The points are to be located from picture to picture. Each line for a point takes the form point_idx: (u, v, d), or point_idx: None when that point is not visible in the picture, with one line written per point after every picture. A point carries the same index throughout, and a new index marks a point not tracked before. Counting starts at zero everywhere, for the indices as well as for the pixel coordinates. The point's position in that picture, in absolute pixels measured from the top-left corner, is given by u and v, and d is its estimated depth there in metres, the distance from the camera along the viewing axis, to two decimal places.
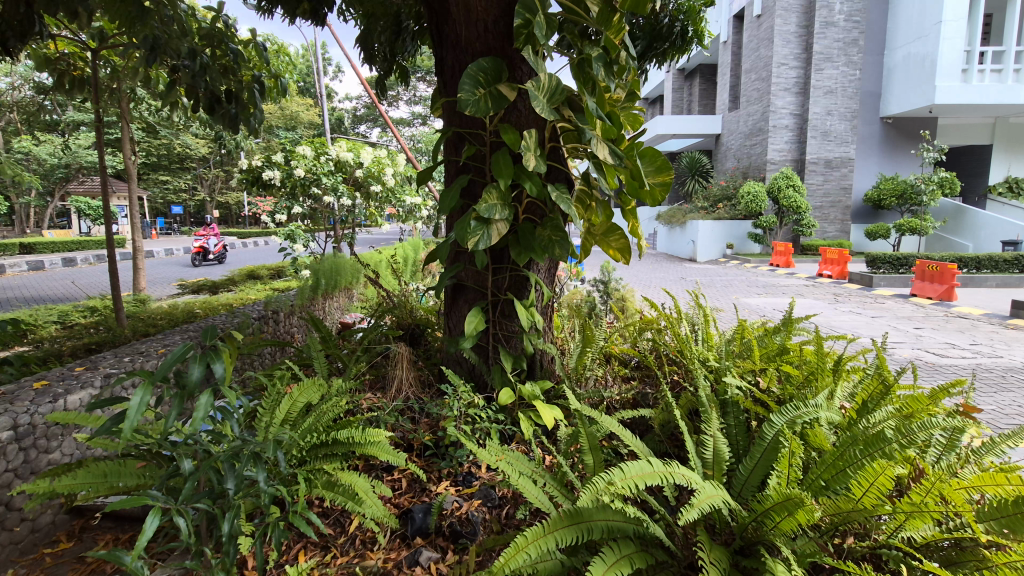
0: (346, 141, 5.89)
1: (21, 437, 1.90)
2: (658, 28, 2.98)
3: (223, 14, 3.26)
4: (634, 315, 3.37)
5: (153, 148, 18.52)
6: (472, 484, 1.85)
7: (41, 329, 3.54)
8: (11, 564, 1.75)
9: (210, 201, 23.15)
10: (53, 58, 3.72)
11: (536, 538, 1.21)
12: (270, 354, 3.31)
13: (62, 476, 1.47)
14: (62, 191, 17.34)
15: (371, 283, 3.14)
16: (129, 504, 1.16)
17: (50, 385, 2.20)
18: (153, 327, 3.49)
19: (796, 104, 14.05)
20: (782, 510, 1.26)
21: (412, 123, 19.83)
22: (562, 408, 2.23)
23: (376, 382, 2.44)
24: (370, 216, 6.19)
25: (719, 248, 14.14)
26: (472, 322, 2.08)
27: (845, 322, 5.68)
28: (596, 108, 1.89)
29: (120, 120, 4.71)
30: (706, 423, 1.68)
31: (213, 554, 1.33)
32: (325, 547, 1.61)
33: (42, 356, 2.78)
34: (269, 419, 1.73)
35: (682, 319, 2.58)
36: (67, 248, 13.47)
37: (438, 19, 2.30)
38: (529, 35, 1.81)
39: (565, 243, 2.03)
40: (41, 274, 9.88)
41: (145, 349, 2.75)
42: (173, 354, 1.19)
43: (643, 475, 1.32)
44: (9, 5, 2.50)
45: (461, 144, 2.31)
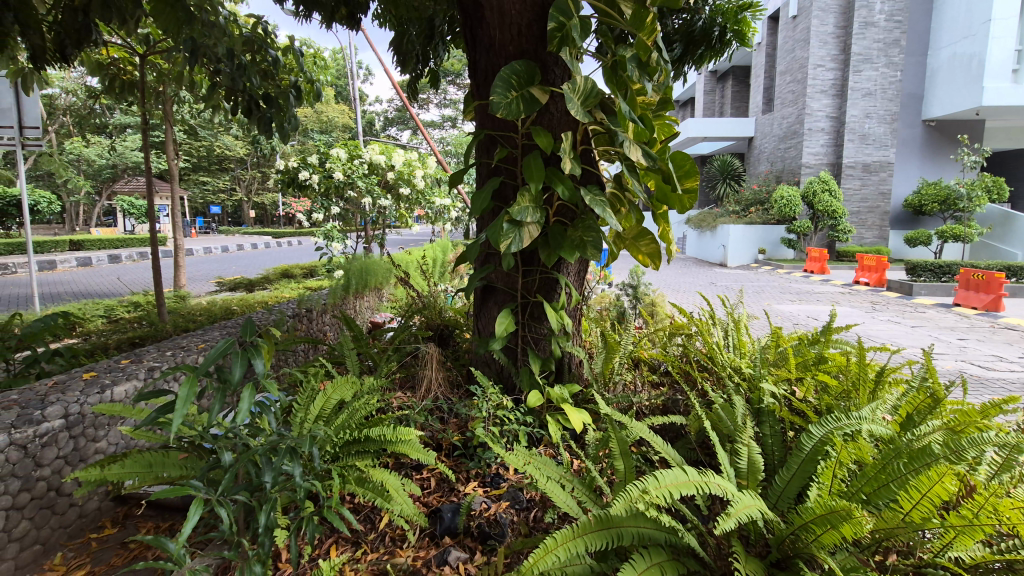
0: (379, 144, 5.98)
1: (72, 425, 1.97)
2: (693, 30, 2.95)
3: (264, 20, 3.38)
4: (664, 320, 3.31)
5: (194, 151, 19.06)
6: (500, 486, 1.84)
7: (89, 322, 3.71)
8: (60, 548, 1.84)
9: (246, 200, 23.74)
10: (105, 63, 3.91)
11: (565, 541, 1.21)
12: (303, 352, 3.37)
13: (110, 465, 1.53)
14: (109, 191, 18.09)
15: (401, 283, 3.19)
16: (172, 493, 1.20)
17: (97, 376, 2.29)
18: (192, 323, 3.61)
19: (833, 106, 13.65)
20: (823, 523, 1.23)
21: (443, 125, 20.00)
22: (591, 412, 2.23)
23: (406, 381, 2.47)
24: (400, 217, 6.26)
25: (750, 254, 13.78)
26: (503, 322, 2.08)
27: (882, 332, 5.51)
28: (631, 109, 1.88)
29: (164, 122, 4.86)
30: (741, 434, 1.65)
31: (249, 547, 1.36)
32: (356, 543, 1.63)
33: (89, 349, 2.92)
34: (304, 414, 1.77)
35: (713, 325, 2.53)
36: (113, 245, 14.05)
37: (472, 22, 2.31)
38: (564, 38, 1.81)
39: (597, 244, 2.01)
40: (89, 269, 10.32)
41: (185, 345, 2.84)
42: (215, 350, 1.23)
43: (678, 483, 1.31)
44: (67, 14, 2.61)
45: (492, 147, 2.31)
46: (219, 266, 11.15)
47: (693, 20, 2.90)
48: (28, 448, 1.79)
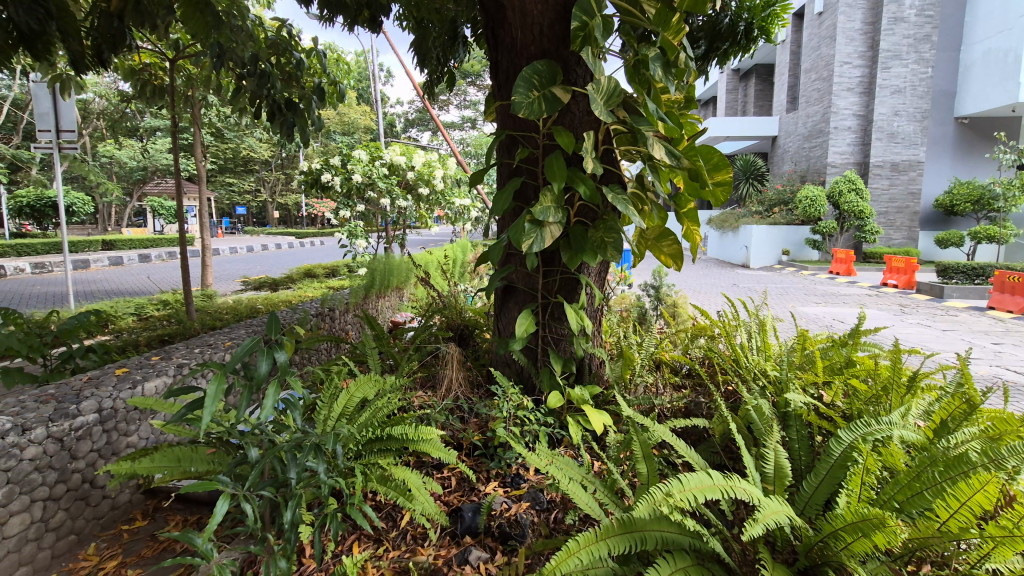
0: (399, 145, 6.02)
1: (105, 419, 2.03)
2: (719, 27, 2.91)
3: (288, 24, 3.42)
4: (687, 321, 3.27)
5: (221, 153, 19.49)
6: (520, 486, 1.83)
7: (121, 320, 3.82)
8: (94, 538, 1.89)
9: (271, 201, 24.19)
10: (138, 69, 4.01)
11: (587, 543, 1.20)
12: (325, 350, 3.41)
13: (142, 459, 1.56)
14: (139, 192, 18.58)
15: (421, 283, 3.22)
16: (200, 488, 1.23)
17: (129, 371, 2.36)
18: (219, 321, 3.68)
19: (860, 104, 13.34)
20: (854, 531, 1.20)
21: (463, 126, 20.08)
22: (611, 413, 2.22)
23: (427, 381, 2.49)
24: (420, 218, 6.31)
25: (774, 255, 13.52)
26: (523, 323, 2.08)
27: (913, 335, 5.35)
28: (656, 109, 1.85)
29: (192, 125, 4.96)
30: (767, 437, 1.62)
31: (274, 541, 1.37)
32: (378, 540, 1.65)
33: (121, 346, 3.01)
34: (328, 412, 1.79)
35: (737, 327, 2.50)
36: (143, 245, 14.45)
37: (494, 23, 2.31)
38: (587, 38, 1.80)
39: (619, 243, 1.99)
40: (120, 268, 10.62)
41: (213, 342, 2.90)
42: (242, 348, 1.25)
43: (703, 487, 1.29)
44: (104, 20, 2.69)
45: (514, 147, 2.31)
46: (245, 265, 11.39)
47: (718, 16, 2.87)
48: (64, 440, 1.85)
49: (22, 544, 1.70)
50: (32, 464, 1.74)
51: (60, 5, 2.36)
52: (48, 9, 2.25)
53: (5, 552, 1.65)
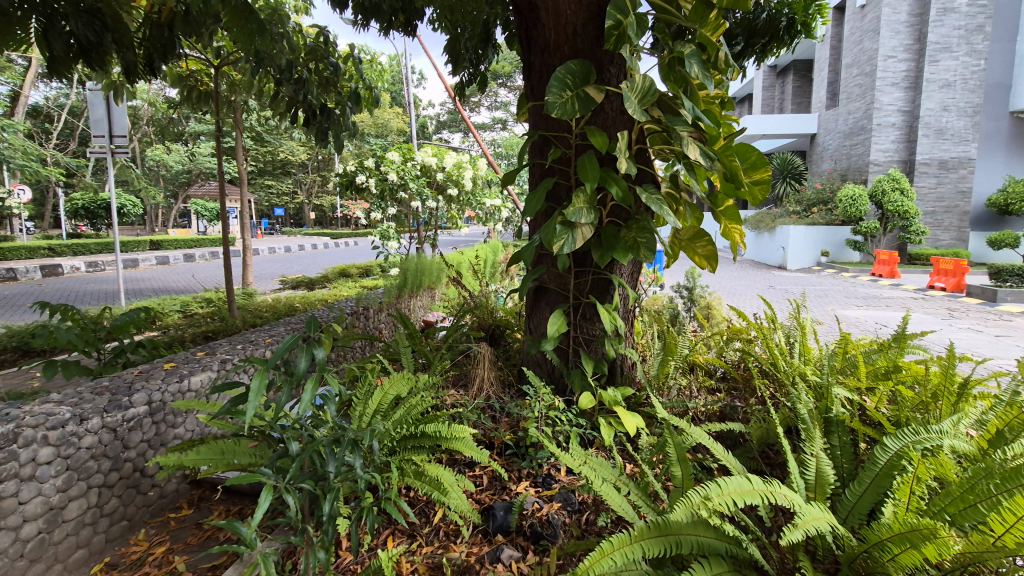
0: (431, 146, 6.09)
1: (154, 412, 2.12)
2: (756, 24, 2.86)
3: (326, 30, 3.52)
4: (721, 323, 3.21)
5: (260, 156, 20.14)
6: (551, 487, 1.82)
7: (168, 317, 4.00)
8: (144, 524, 1.98)
9: (308, 203, 24.84)
10: (185, 76, 4.20)
11: (622, 545, 1.19)
12: (360, 348, 3.49)
13: (188, 451, 1.62)
14: (184, 195, 19.37)
15: (453, 283, 3.26)
16: (244, 480, 1.27)
17: (176, 366, 2.46)
18: (259, 318, 3.81)
19: (905, 100, 12.82)
20: (902, 543, 1.15)
21: (493, 127, 20.18)
22: (644, 416, 2.19)
23: (459, 379, 2.52)
24: (451, 218, 6.37)
25: (813, 257, 13.04)
26: (555, 323, 2.08)
27: (962, 340, 5.10)
28: (692, 108, 1.82)
29: (234, 129, 5.13)
30: (809, 443, 1.58)
31: (313, 533, 1.41)
32: (412, 536, 1.67)
33: (168, 341, 3.15)
34: (363, 408, 1.83)
35: (775, 330, 2.43)
36: (187, 244, 15.02)
37: (527, 24, 2.32)
38: (621, 36, 1.78)
39: (652, 244, 1.96)
40: (166, 267, 11.10)
41: (254, 339, 3.00)
42: (283, 344, 1.29)
43: (742, 491, 1.27)
44: (155, 31, 2.83)
45: (546, 148, 2.31)
46: (283, 265, 11.74)
47: (756, 12, 2.81)
48: (117, 430, 1.94)
49: (80, 528, 1.79)
50: (88, 452, 1.83)
51: (116, 17, 2.48)
52: (104, 21, 2.38)
53: (64, 535, 1.74)
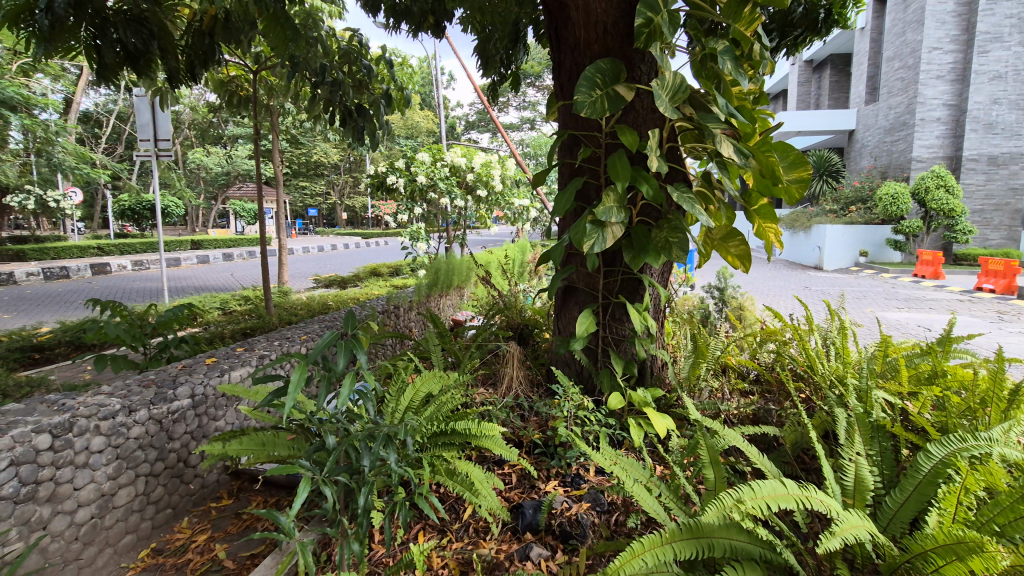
0: (461, 146, 6.13)
1: (198, 404, 2.21)
2: (791, 17, 2.78)
3: (359, 32, 3.58)
4: (754, 324, 3.14)
5: (295, 158, 20.65)
6: (580, 487, 1.81)
7: (208, 313, 4.15)
8: (187, 512, 2.07)
9: (340, 203, 25.33)
10: (225, 81, 4.35)
11: (653, 546, 1.18)
12: (392, 345, 3.56)
13: (230, 441, 1.68)
14: (223, 196, 20.02)
15: (483, 283, 3.29)
16: (284, 472, 1.32)
17: (217, 361, 2.55)
18: (295, 316, 3.92)
19: (952, 93, 12.27)
20: (947, 554, 1.11)
21: (522, 127, 20.18)
22: (675, 417, 2.17)
23: (488, 378, 2.54)
24: (480, 218, 6.41)
25: (851, 256, 12.44)
26: (585, 322, 2.07)
27: (1013, 344, 4.85)
28: (725, 104, 1.79)
29: (271, 132, 5.27)
30: (847, 449, 1.53)
31: (348, 526, 1.45)
32: (442, 531, 1.70)
33: (209, 338, 3.28)
34: (395, 404, 1.87)
35: (812, 331, 2.37)
36: (226, 244, 15.52)
37: (557, 23, 2.32)
38: (652, 34, 1.76)
39: (683, 244, 1.94)
40: (206, 266, 11.49)
41: (290, 335, 3.09)
42: (322, 341, 1.33)
43: (776, 495, 1.24)
44: (197, 38, 2.94)
45: (575, 146, 2.31)
46: (316, 264, 12.00)
47: (791, 6, 2.74)
48: (162, 422, 2.03)
49: (128, 514, 1.88)
50: (136, 442, 1.92)
51: (163, 25, 2.57)
52: (151, 29, 2.45)
53: (115, 520, 1.83)
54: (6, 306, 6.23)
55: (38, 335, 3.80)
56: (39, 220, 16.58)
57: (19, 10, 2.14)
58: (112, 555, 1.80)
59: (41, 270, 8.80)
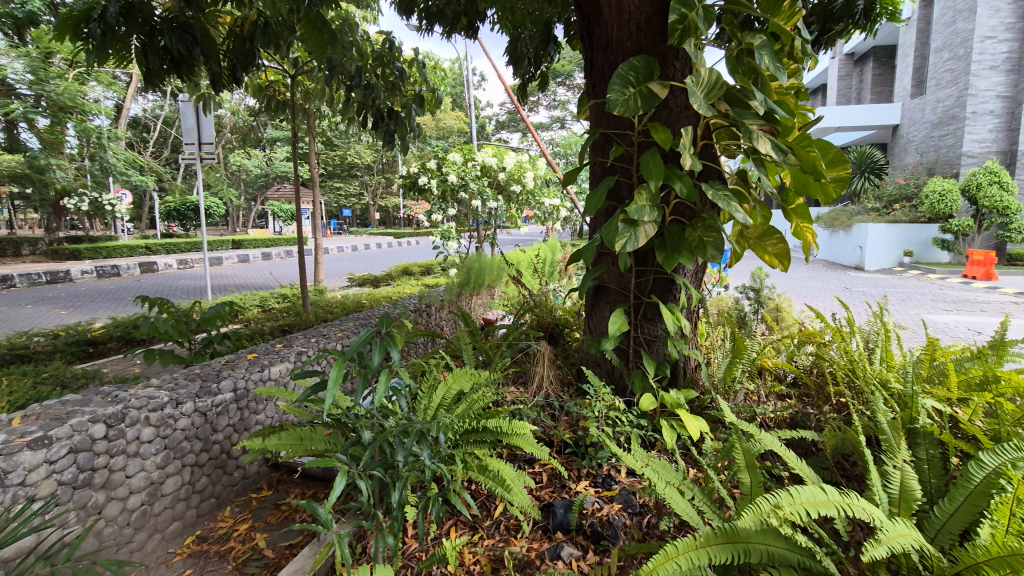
0: (492, 146, 6.15)
1: (240, 398, 2.29)
2: (832, 9, 2.69)
3: (393, 36, 3.63)
4: (792, 326, 3.06)
5: (330, 160, 21.15)
6: (612, 488, 1.80)
7: (248, 311, 4.29)
8: (229, 502, 2.15)
9: (373, 204, 25.78)
10: (264, 86, 4.50)
11: (687, 550, 1.17)
12: (424, 344, 3.61)
13: (270, 436, 1.73)
14: (262, 198, 20.66)
15: (514, 282, 3.30)
16: (321, 465, 1.36)
17: (258, 356, 2.64)
18: (330, 313, 4.02)
19: (1006, 84, 11.64)
20: (1002, 567, 1.06)
21: (552, 127, 20.13)
22: (709, 419, 2.13)
23: (519, 376, 2.56)
24: (510, 217, 6.43)
25: (894, 256, 11.81)
26: (616, 322, 2.05)
27: None
28: (762, 100, 1.75)
29: (308, 134, 5.41)
30: (893, 455, 1.48)
31: (382, 519, 1.48)
32: (474, 527, 1.72)
33: (250, 334, 3.40)
34: (428, 402, 1.90)
35: (853, 333, 2.29)
36: (265, 244, 15.99)
37: (590, 21, 2.30)
38: (687, 30, 1.74)
39: (718, 243, 1.90)
40: (246, 265, 11.86)
41: (326, 333, 3.17)
42: (359, 339, 1.37)
43: (816, 502, 1.21)
44: (239, 43, 3.05)
45: (608, 145, 2.29)
46: (350, 263, 12.23)
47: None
48: (207, 414, 2.12)
49: (176, 502, 1.96)
50: (183, 433, 2.00)
51: (206, 31, 2.67)
52: (195, 36, 2.55)
53: (163, 508, 1.91)
54: (63, 303, 6.58)
55: (92, 329, 4.01)
56: (92, 220, 17.45)
57: (75, 20, 2.26)
58: (161, 541, 1.89)
59: (95, 268, 9.25)
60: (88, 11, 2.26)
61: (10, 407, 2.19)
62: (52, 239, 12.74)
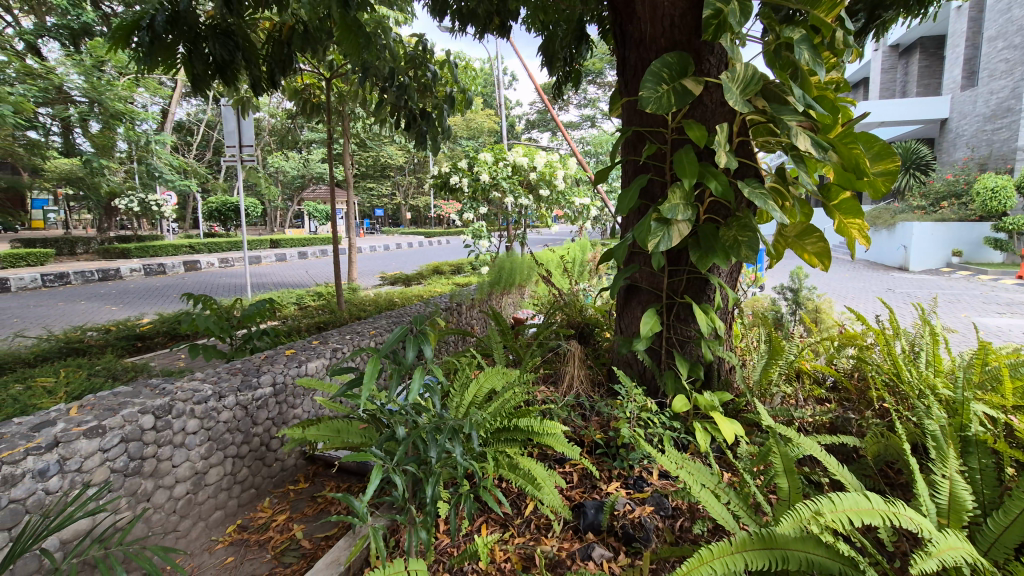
0: (522, 146, 6.16)
1: (279, 392, 2.37)
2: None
3: (426, 39, 3.69)
4: (832, 328, 2.96)
5: (363, 160, 21.53)
6: (643, 490, 1.78)
7: (285, 308, 4.42)
8: (269, 493, 2.23)
9: (404, 204, 26.12)
10: (301, 89, 4.63)
11: (722, 555, 1.15)
12: (454, 342, 3.65)
13: (308, 429, 1.78)
14: (297, 198, 21.19)
15: (543, 281, 3.30)
16: (357, 459, 1.39)
17: (296, 352, 2.72)
18: (363, 311, 4.11)
19: None
20: None
21: (582, 125, 19.99)
22: (744, 422, 2.09)
23: (549, 376, 2.56)
24: (541, 217, 6.42)
25: (942, 256, 11.15)
26: (648, 323, 2.03)
27: None
28: (801, 95, 1.70)
29: (342, 135, 5.51)
30: (943, 464, 1.41)
31: (416, 513, 1.51)
32: (504, 525, 1.73)
33: (288, 330, 3.50)
34: (460, 399, 1.93)
35: (898, 336, 2.20)
36: (300, 243, 16.38)
37: (622, 19, 2.28)
38: (722, 25, 1.70)
39: (755, 241, 1.85)
40: (283, 264, 12.19)
41: (360, 330, 3.23)
42: (394, 335, 1.40)
43: (860, 509, 1.17)
44: (277, 46, 3.14)
45: (640, 144, 2.26)
46: (382, 262, 12.41)
47: None
48: (248, 408, 2.19)
49: (218, 492, 2.04)
50: (225, 426, 2.08)
51: (247, 37, 2.76)
52: (236, 41, 2.63)
53: (206, 497, 1.99)
54: (114, 299, 6.89)
55: (140, 325, 4.18)
56: (139, 221, 18.22)
57: (126, 30, 2.37)
58: (204, 529, 1.96)
59: (142, 266, 9.63)
60: (138, 20, 2.37)
61: (67, 397, 2.32)
62: (103, 239, 13.34)
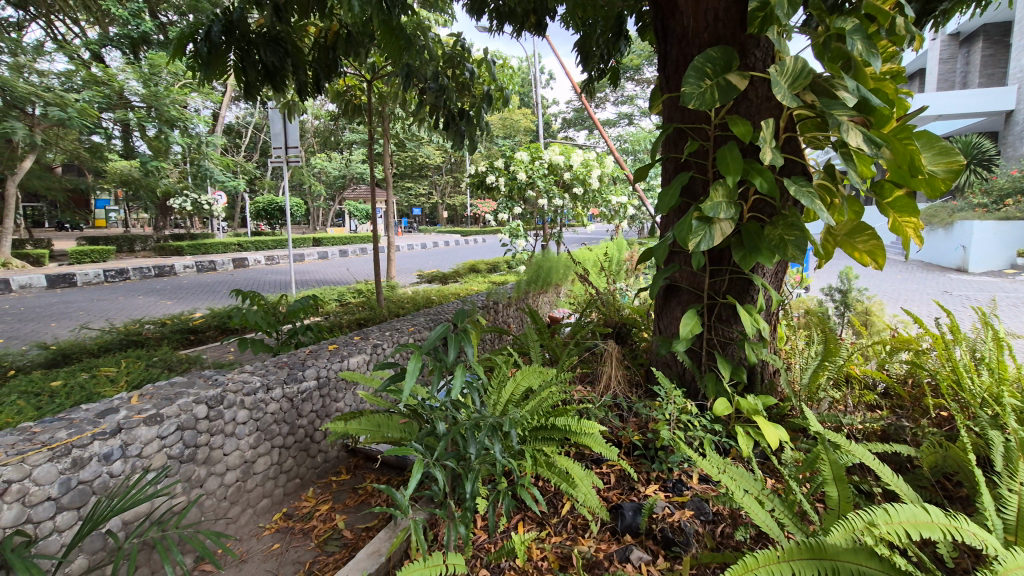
0: (560, 145, 6.13)
1: (323, 386, 2.44)
2: None
3: (465, 39, 3.72)
4: (885, 331, 2.82)
5: (401, 160, 21.89)
6: (683, 493, 1.75)
7: (327, 305, 4.54)
8: (312, 483, 2.30)
9: (441, 203, 26.40)
10: (343, 91, 4.73)
11: (768, 562, 1.12)
12: (490, 340, 3.67)
13: (350, 422, 1.83)
14: (338, 198, 21.73)
15: (580, 279, 3.28)
16: (398, 453, 1.42)
17: (338, 347, 2.79)
18: (402, 308, 4.18)
19: None
20: None
21: (620, 123, 19.72)
22: (789, 428, 2.03)
23: (586, 376, 2.54)
24: (576, 216, 6.38)
25: (1006, 257, 10.45)
26: (688, 324, 1.99)
27: None
28: (854, 87, 1.63)
29: (383, 135, 5.62)
30: (1012, 478, 1.32)
31: (454, 508, 1.53)
32: (541, 523, 1.73)
33: (329, 326, 3.60)
34: (497, 397, 1.94)
35: (958, 340, 2.08)
36: (341, 242, 16.78)
37: (664, 12, 2.24)
38: (768, 17, 1.65)
39: (802, 240, 1.78)
40: (325, 262, 12.53)
41: (399, 326, 3.29)
42: (435, 333, 1.42)
43: (917, 522, 1.12)
44: (322, 52, 3.24)
45: (681, 140, 2.22)
46: (420, 261, 12.59)
47: None
48: (293, 400, 2.27)
49: (265, 480, 2.12)
50: (272, 417, 2.16)
51: (294, 42, 2.84)
52: (285, 48, 2.71)
53: (255, 485, 2.07)
54: (169, 294, 7.24)
55: (193, 319, 4.38)
56: (191, 220, 19.07)
57: (183, 40, 2.49)
58: (252, 515, 2.04)
59: (195, 263, 10.05)
60: (194, 29, 2.48)
61: (127, 386, 2.46)
62: (158, 237, 14.00)
